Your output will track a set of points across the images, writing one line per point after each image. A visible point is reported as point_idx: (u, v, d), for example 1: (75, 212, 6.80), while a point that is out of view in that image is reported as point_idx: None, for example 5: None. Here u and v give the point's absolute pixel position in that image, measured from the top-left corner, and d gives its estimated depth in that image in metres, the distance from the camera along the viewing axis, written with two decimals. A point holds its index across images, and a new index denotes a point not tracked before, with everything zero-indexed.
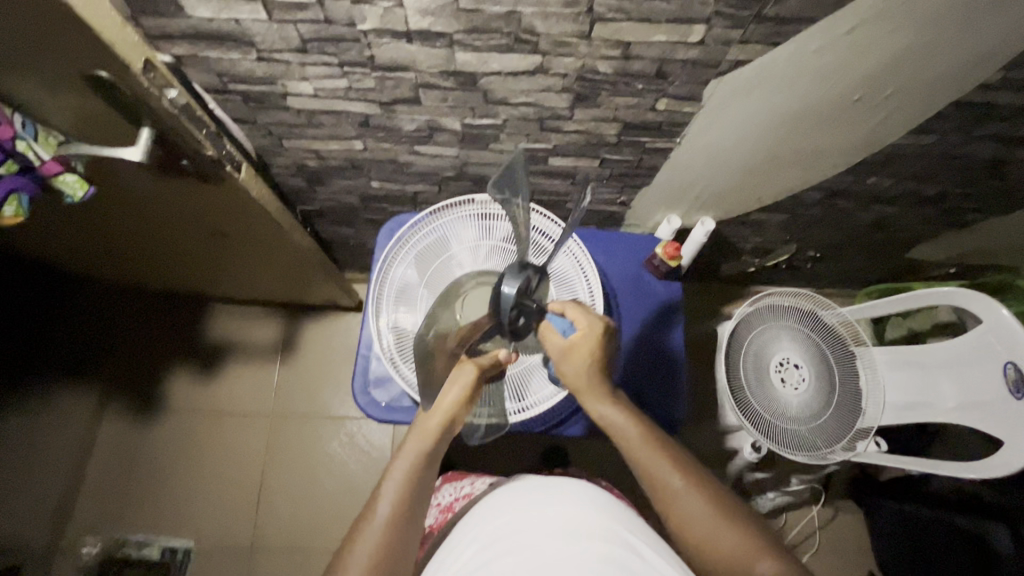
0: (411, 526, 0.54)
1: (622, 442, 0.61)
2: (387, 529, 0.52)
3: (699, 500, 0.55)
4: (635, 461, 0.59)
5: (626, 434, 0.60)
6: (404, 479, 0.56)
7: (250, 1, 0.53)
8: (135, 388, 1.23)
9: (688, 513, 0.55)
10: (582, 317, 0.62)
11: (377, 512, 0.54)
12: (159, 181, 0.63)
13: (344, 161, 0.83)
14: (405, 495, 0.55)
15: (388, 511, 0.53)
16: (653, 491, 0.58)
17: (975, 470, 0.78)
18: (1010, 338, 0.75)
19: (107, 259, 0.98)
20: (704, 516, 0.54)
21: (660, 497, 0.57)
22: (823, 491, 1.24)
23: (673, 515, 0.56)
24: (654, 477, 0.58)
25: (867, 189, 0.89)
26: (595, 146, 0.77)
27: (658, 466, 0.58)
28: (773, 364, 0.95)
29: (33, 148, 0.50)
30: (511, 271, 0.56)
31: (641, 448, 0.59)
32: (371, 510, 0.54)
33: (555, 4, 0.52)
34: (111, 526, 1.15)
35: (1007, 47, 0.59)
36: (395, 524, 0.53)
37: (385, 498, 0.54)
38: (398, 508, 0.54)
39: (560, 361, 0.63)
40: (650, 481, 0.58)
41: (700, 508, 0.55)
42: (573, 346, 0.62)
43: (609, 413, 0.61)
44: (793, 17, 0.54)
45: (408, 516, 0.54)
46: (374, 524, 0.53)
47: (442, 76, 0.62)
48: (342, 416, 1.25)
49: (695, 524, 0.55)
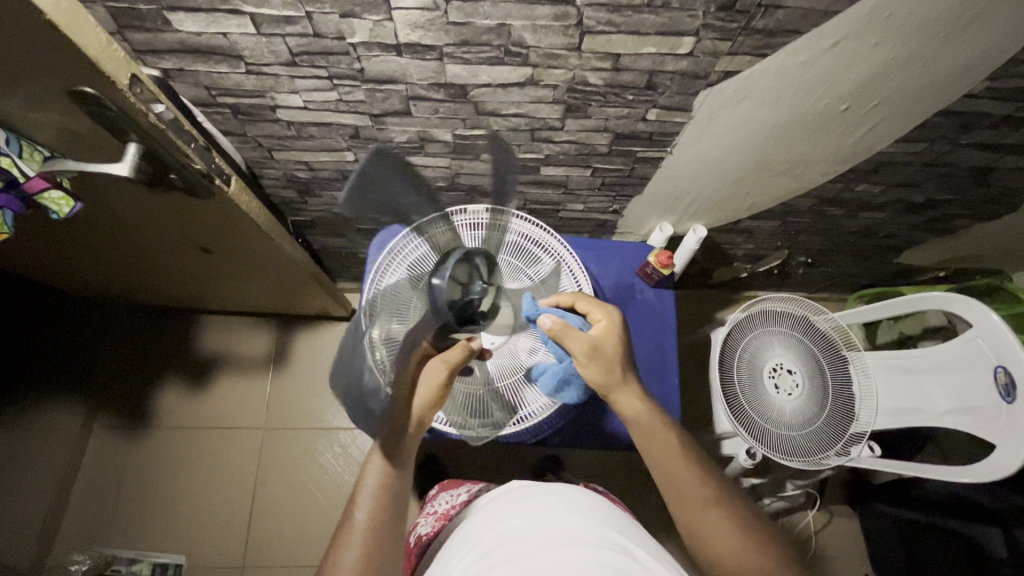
0: (393, 531, 0.54)
1: (650, 447, 0.60)
2: (367, 536, 0.53)
3: (726, 514, 0.55)
4: (663, 467, 0.59)
5: (656, 439, 0.60)
6: (376, 487, 0.56)
7: (238, 16, 0.52)
8: (124, 402, 1.22)
9: (714, 526, 0.54)
10: (599, 310, 0.64)
11: (355, 519, 0.54)
12: (146, 195, 0.62)
13: (335, 172, 0.82)
14: (381, 498, 0.55)
15: (365, 518, 0.54)
16: (678, 500, 0.57)
17: (970, 474, 0.78)
18: (998, 342, 0.76)
19: (95, 273, 0.97)
20: (728, 530, 0.54)
21: (686, 506, 0.56)
22: (819, 495, 1.24)
23: (697, 527, 0.55)
24: (682, 487, 0.57)
25: (857, 196, 0.89)
26: (586, 155, 0.77)
27: (688, 475, 0.57)
28: (766, 370, 0.95)
29: (17, 163, 0.50)
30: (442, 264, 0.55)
31: (673, 454, 0.59)
32: (348, 518, 0.54)
33: (544, 17, 0.52)
34: (101, 543, 1.13)
35: (992, 58, 0.60)
36: (375, 531, 0.53)
37: (362, 506, 0.54)
38: (377, 514, 0.54)
39: (586, 361, 0.61)
40: (677, 490, 0.57)
41: (726, 522, 0.54)
42: (599, 339, 0.62)
43: (640, 411, 0.61)
44: (781, 30, 0.54)
45: (387, 525, 0.54)
46: (353, 531, 0.53)
47: (432, 88, 0.62)
48: (334, 427, 1.24)
49: (718, 538, 0.54)
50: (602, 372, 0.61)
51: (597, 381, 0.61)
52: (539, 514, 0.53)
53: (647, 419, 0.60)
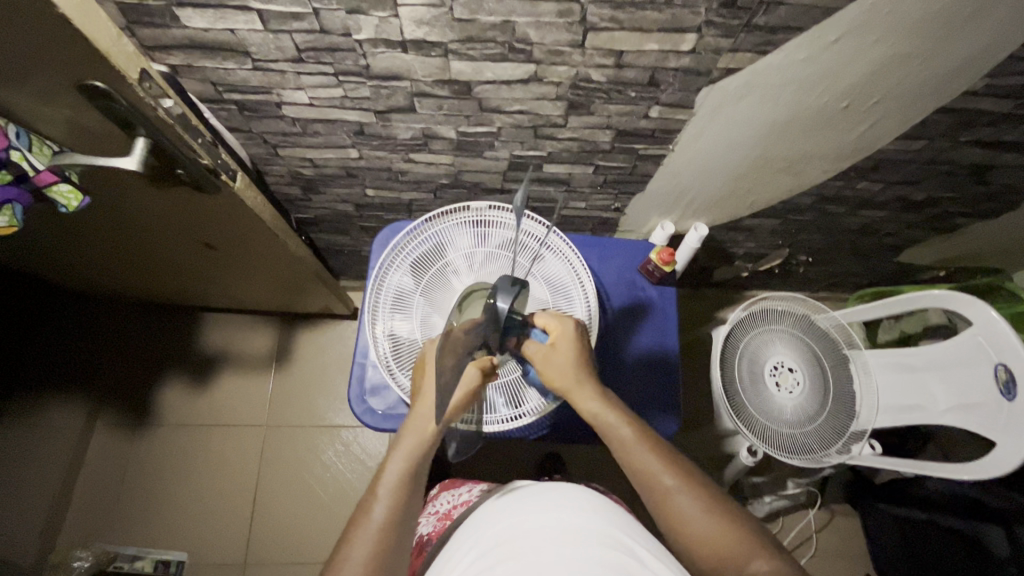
0: (407, 528, 0.55)
1: (613, 441, 0.61)
2: (382, 531, 0.53)
3: (694, 496, 0.55)
4: (626, 457, 0.60)
5: (616, 430, 0.61)
6: (397, 482, 0.56)
7: (246, 12, 0.53)
8: (127, 399, 1.22)
9: (680, 508, 0.55)
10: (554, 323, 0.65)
11: (373, 513, 0.54)
12: (152, 190, 0.63)
13: (339, 170, 0.83)
14: (400, 494, 0.55)
15: (384, 513, 0.54)
16: (645, 488, 0.58)
17: (970, 471, 0.78)
18: (999, 340, 0.76)
19: (100, 270, 0.97)
20: (699, 513, 0.54)
21: (654, 493, 0.57)
22: (819, 494, 1.24)
23: (668, 513, 0.56)
24: (646, 474, 0.58)
25: (858, 194, 0.90)
26: (589, 153, 0.77)
27: (650, 462, 0.58)
28: (767, 368, 0.95)
29: (27, 157, 0.50)
30: (504, 283, 0.56)
31: (632, 445, 0.60)
32: (367, 512, 0.54)
33: (548, 14, 0.52)
34: (104, 540, 1.14)
35: (990, 55, 0.60)
36: (391, 528, 0.53)
37: (381, 500, 0.55)
38: (395, 511, 0.54)
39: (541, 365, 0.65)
40: (642, 478, 0.58)
41: (695, 505, 0.55)
42: (551, 350, 0.64)
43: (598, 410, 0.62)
44: (781, 26, 0.55)
45: (402, 524, 0.54)
46: (370, 525, 0.53)
47: (437, 85, 0.63)
48: (336, 424, 1.25)
49: (689, 522, 0.54)
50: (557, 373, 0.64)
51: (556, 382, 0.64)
52: (541, 512, 0.53)
53: (607, 414, 0.62)
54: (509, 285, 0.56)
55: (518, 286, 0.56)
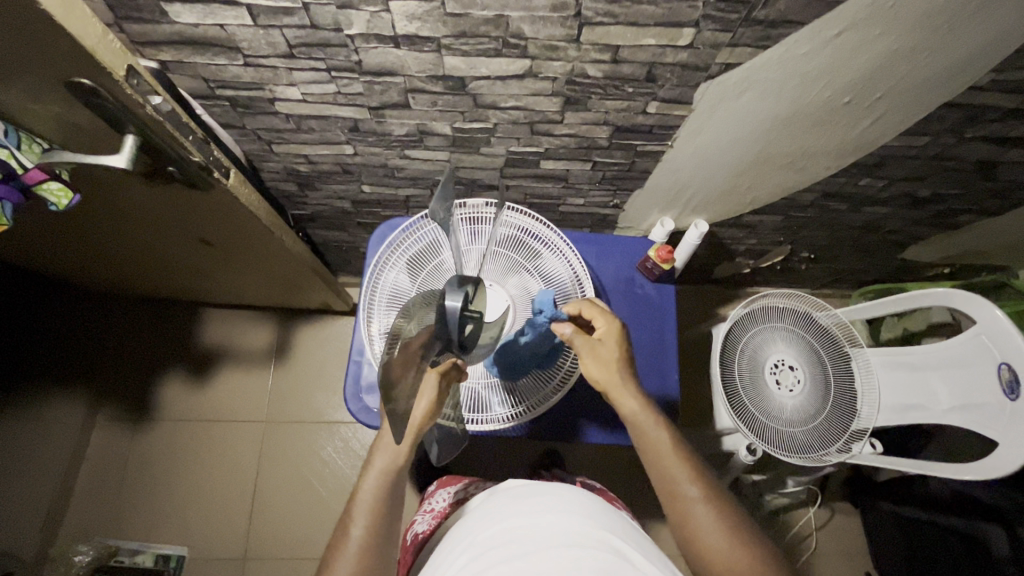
0: (387, 545, 0.55)
1: (645, 446, 0.61)
2: (361, 552, 0.53)
3: (715, 512, 0.55)
4: (655, 464, 0.59)
5: (651, 435, 0.61)
6: (372, 498, 0.56)
7: (235, 7, 0.52)
8: (126, 395, 1.22)
9: (703, 524, 0.54)
10: (599, 318, 0.67)
11: (351, 535, 0.54)
12: (145, 187, 0.62)
13: (334, 166, 0.82)
14: (376, 514, 0.55)
15: (362, 534, 0.54)
16: (667, 496, 0.58)
17: (972, 471, 0.77)
18: (1003, 339, 0.75)
19: (98, 266, 0.97)
20: (716, 528, 0.54)
21: (675, 502, 0.57)
22: (820, 492, 1.23)
23: (686, 523, 0.56)
24: (672, 485, 0.57)
25: (860, 190, 0.89)
26: (586, 149, 0.76)
27: (678, 473, 0.58)
28: (767, 366, 0.94)
29: (16, 155, 0.50)
30: (450, 282, 0.53)
31: (665, 453, 0.59)
32: (344, 533, 0.54)
33: (542, 8, 0.51)
34: (104, 534, 1.14)
35: (998, 49, 0.59)
36: (370, 547, 0.53)
37: (357, 520, 0.54)
38: (373, 530, 0.54)
39: (583, 358, 0.65)
40: (666, 485, 0.58)
41: (715, 521, 0.54)
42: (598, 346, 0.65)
43: (635, 411, 0.62)
44: (781, 20, 0.54)
45: (381, 540, 0.54)
46: (348, 546, 0.53)
47: (431, 81, 0.62)
48: (335, 420, 1.25)
49: (706, 535, 0.54)
50: (596, 371, 0.64)
51: (593, 379, 0.65)
52: (537, 515, 0.53)
53: (644, 418, 0.62)
54: (457, 283, 0.53)
55: (467, 283, 0.53)
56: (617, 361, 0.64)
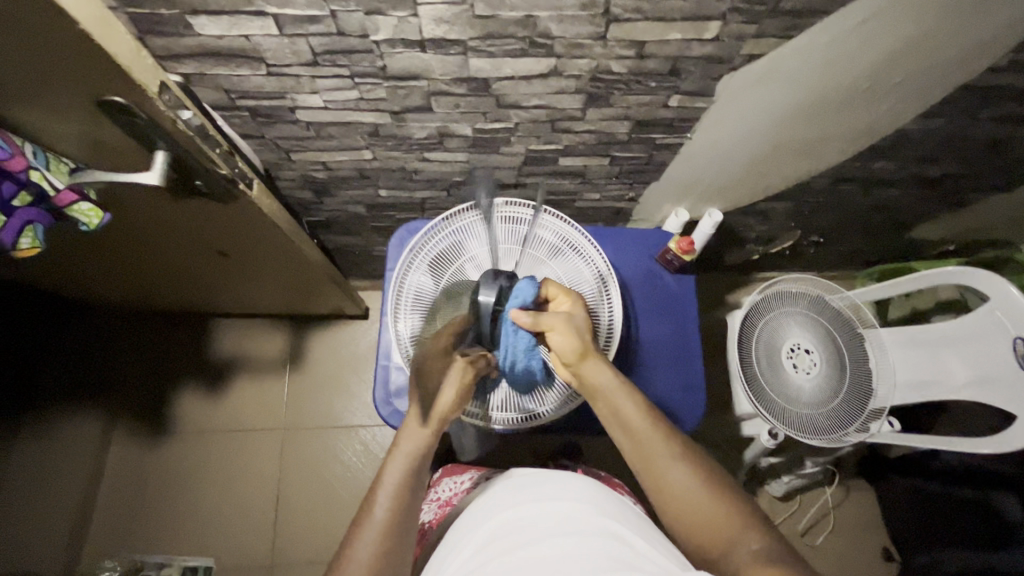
0: (410, 527, 0.54)
1: (613, 410, 0.60)
2: (384, 533, 0.52)
3: (691, 469, 0.55)
4: (627, 430, 0.59)
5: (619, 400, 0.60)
6: (396, 481, 0.55)
7: (261, 17, 0.52)
8: (142, 408, 1.22)
9: (680, 482, 0.55)
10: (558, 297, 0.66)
11: (374, 513, 0.53)
12: (170, 201, 0.62)
13: (352, 171, 0.82)
14: (402, 495, 0.54)
15: (385, 514, 0.53)
16: (642, 461, 0.57)
17: (991, 444, 0.78)
18: (1019, 314, 0.78)
19: (111, 283, 0.96)
20: (694, 484, 0.55)
21: (651, 466, 0.56)
22: (835, 472, 1.26)
23: (664, 485, 0.55)
24: (648, 448, 0.57)
25: (873, 173, 0.89)
26: (606, 144, 0.76)
27: (652, 435, 0.58)
28: (784, 350, 0.95)
29: (46, 176, 0.49)
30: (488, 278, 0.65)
31: (634, 417, 0.59)
32: (367, 512, 0.54)
33: (572, 7, 0.51)
34: (129, 549, 1.14)
35: (1015, 30, 0.60)
36: (393, 528, 0.53)
37: (381, 500, 0.54)
38: (396, 512, 0.53)
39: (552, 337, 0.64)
40: (640, 451, 0.58)
41: (690, 478, 0.55)
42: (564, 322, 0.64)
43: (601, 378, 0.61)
44: (806, 10, 0.54)
45: (404, 522, 0.54)
46: (371, 526, 0.52)
47: (454, 83, 0.61)
48: (354, 424, 1.25)
49: (684, 494, 0.55)
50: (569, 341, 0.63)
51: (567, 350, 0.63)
52: (540, 510, 0.52)
53: (610, 385, 0.61)
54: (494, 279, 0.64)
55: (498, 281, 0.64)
56: (584, 331, 0.64)
